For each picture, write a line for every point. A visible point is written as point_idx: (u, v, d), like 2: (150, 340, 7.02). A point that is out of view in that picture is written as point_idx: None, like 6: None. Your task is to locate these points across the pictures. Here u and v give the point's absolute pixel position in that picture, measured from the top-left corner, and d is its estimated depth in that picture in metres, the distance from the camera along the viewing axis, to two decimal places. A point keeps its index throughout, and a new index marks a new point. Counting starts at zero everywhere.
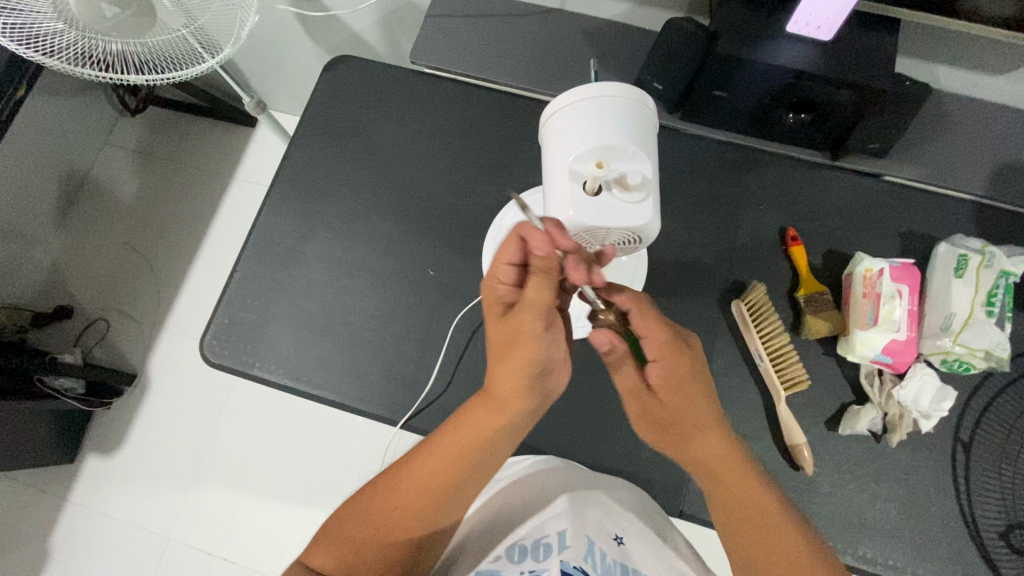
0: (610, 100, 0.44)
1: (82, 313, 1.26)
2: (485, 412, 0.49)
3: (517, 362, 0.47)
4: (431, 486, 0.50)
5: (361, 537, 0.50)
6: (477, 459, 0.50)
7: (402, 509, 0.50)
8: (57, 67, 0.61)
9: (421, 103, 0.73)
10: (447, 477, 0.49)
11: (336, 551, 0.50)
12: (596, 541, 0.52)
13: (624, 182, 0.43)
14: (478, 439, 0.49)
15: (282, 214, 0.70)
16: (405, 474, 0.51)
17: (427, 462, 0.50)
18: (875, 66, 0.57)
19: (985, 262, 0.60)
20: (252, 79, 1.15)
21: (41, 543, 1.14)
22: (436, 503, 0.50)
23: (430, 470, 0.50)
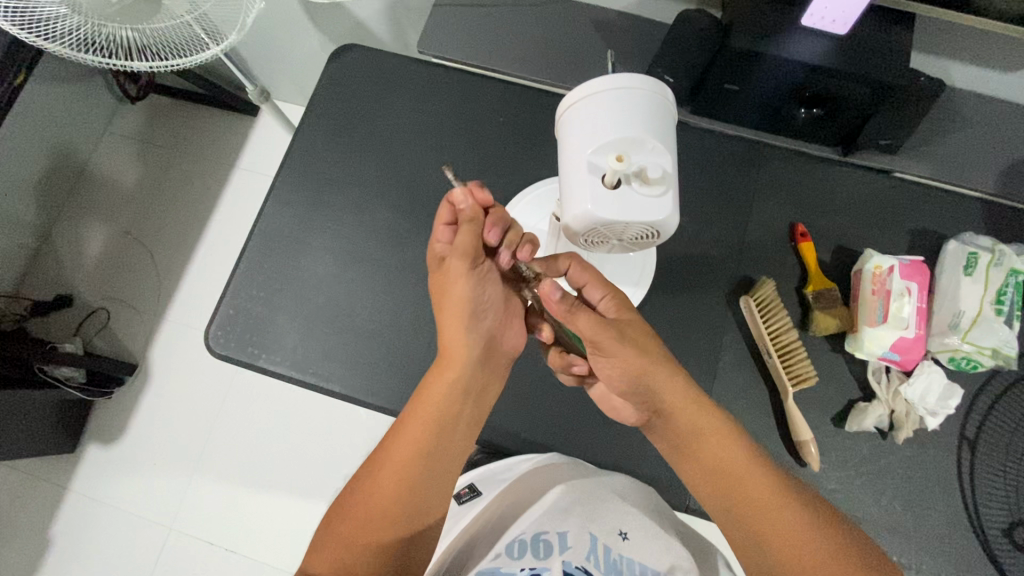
0: (629, 91, 0.43)
1: (82, 302, 1.25)
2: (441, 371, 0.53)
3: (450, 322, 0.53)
4: (411, 456, 0.52)
5: (359, 530, 0.50)
6: (445, 419, 0.52)
7: (390, 488, 0.51)
8: (59, 52, 0.60)
9: (428, 94, 0.72)
10: (420, 448, 0.52)
11: (336, 546, 0.50)
12: (597, 538, 0.55)
13: (643, 175, 0.42)
14: (438, 399, 0.52)
15: (287, 204, 0.70)
16: (388, 454, 0.52)
17: (405, 432, 0.52)
18: (892, 61, 0.56)
19: (995, 260, 0.60)
20: (254, 68, 1.14)
21: (43, 531, 1.14)
22: (420, 473, 0.52)
23: (409, 440, 0.52)
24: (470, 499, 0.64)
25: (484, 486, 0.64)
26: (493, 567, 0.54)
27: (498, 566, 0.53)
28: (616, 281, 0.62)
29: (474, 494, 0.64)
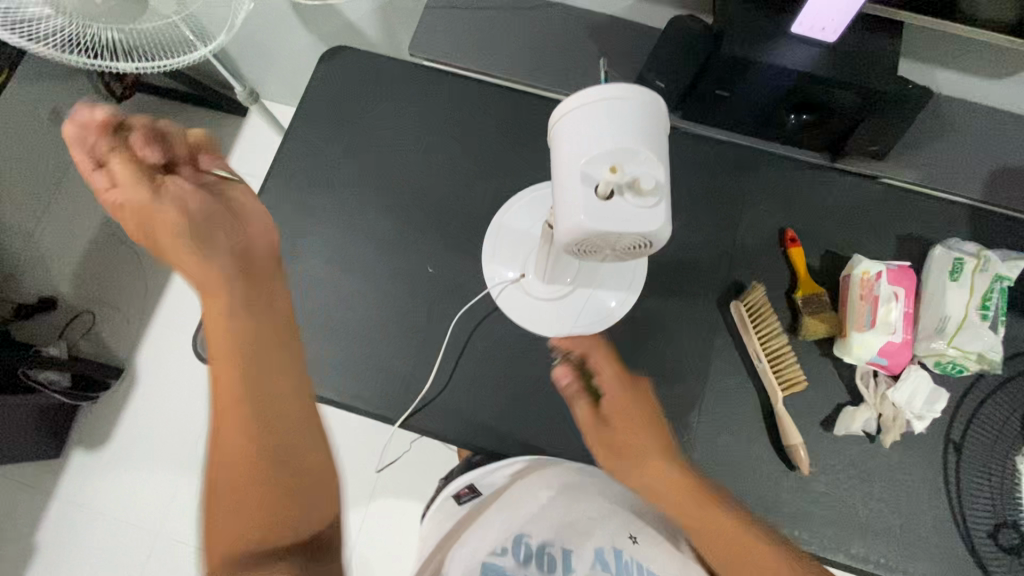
0: (621, 101, 0.43)
1: (66, 305, 1.23)
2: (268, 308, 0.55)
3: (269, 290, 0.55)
4: (269, 406, 0.50)
5: (258, 510, 0.45)
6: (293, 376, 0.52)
7: (279, 451, 0.48)
8: (44, 54, 0.59)
9: (420, 97, 0.72)
10: (254, 378, 0.50)
11: (232, 533, 0.44)
12: (606, 544, 0.52)
13: (637, 185, 0.42)
14: (235, 336, 0.51)
15: (277, 208, 0.69)
16: (229, 397, 0.49)
17: (245, 388, 0.50)
18: (880, 70, 0.57)
19: (980, 266, 0.61)
20: (243, 68, 1.13)
21: (27, 538, 1.12)
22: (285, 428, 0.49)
23: (264, 391, 0.50)
24: (470, 500, 0.62)
25: (482, 488, 0.62)
26: (496, 568, 0.52)
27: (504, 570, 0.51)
28: (608, 286, 0.63)
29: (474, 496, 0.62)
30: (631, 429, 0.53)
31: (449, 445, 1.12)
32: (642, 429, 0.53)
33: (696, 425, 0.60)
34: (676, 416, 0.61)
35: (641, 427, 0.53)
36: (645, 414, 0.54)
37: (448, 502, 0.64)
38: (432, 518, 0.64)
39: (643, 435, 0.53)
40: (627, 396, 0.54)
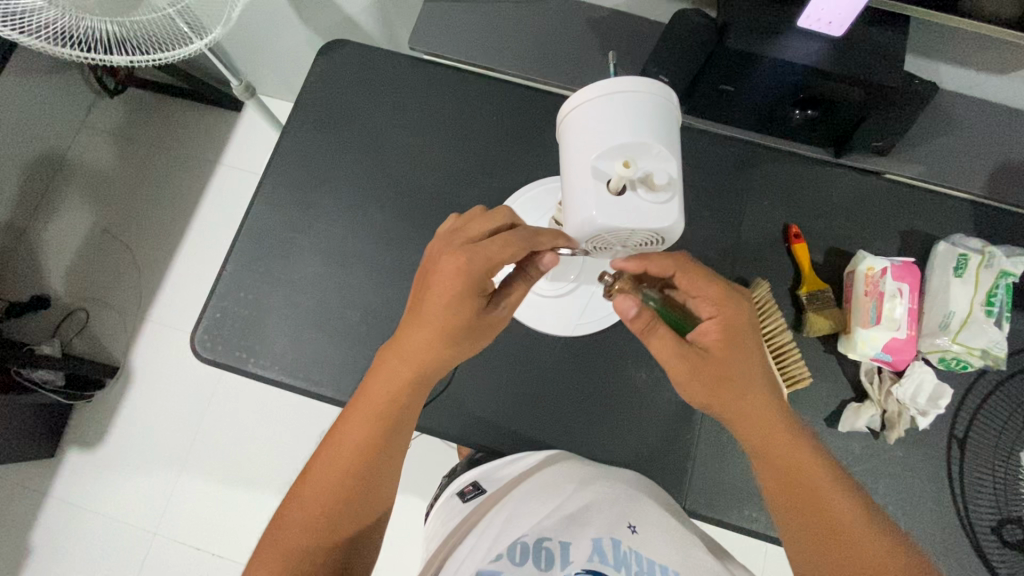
0: (632, 95, 0.43)
1: (60, 303, 1.21)
2: (413, 336, 0.49)
3: (431, 310, 0.48)
4: (361, 447, 0.49)
5: (308, 532, 0.48)
6: (398, 412, 0.50)
7: (342, 487, 0.49)
8: (34, 46, 0.58)
9: (420, 92, 0.71)
10: (374, 437, 0.50)
11: (273, 562, 0.47)
12: (605, 535, 0.49)
13: (651, 181, 0.42)
14: (385, 389, 0.50)
15: (275, 204, 0.68)
16: (340, 435, 0.50)
17: (354, 422, 0.50)
18: (887, 65, 0.56)
19: (985, 262, 0.60)
20: (239, 63, 1.11)
21: (21, 539, 1.10)
22: (368, 470, 0.50)
23: (359, 430, 0.50)
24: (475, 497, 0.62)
25: (487, 485, 0.62)
26: (493, 570, 0.47)
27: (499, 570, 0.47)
28: None
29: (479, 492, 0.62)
30: (739, 367, 0.49)
31: (449, 442, 1.12)
32: (752, 371, 0.50)
33: (700, 421, 0.60)
34: (680, 413, 0.60)
35: (750, 367, 0.49)
36: (753, 358, 0.50)
37: (453, 500, 0.64)
38: (438, 518, 0.63)
39: (754, 379, 0.49)
40: (744, 326, 0.50)
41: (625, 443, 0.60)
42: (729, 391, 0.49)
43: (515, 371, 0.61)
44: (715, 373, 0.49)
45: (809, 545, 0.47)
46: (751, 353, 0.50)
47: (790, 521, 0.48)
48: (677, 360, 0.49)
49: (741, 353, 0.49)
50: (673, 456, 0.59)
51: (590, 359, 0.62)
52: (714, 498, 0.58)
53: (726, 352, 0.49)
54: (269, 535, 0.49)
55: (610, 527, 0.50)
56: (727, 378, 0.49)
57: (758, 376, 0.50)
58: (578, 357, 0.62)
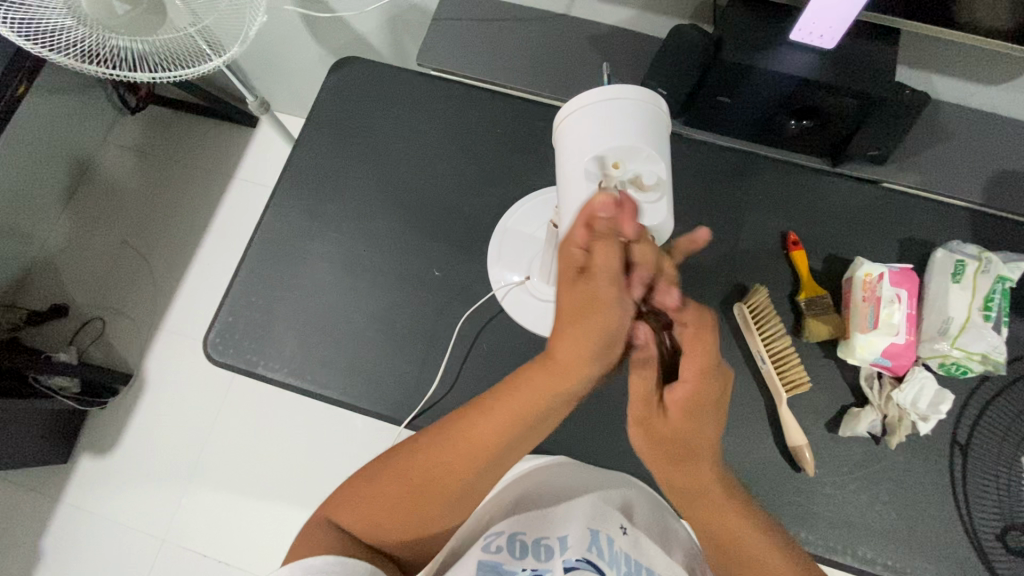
0: (614, 101, 0.47)
1: (78, 312, 1.25)
2: (565, 349, 0.43)
3: (594, 328, 0.42)
4: (489, 442, 0.46)
5: (400, 495, 0.48)
6: (529, 424, 0.46)
7: (450, 472, 0.47)
8: (63, 62, 0.61)
9: (426, 105, 0.74)
10: (504, 437, 0.46)
11: (356, 509, 0.48)
12: (599, 531, 0.53)
13: (640, 181, 0.47)
14: (536, 397, 0.45)
15: (288, 212, 0.70)
16: (473, 422, 0.46)
17: (474, 418, 0.47)
18: (876, 75, 0.57)
19: (981, 268, 0.61)
20: (254, 80, 1.16)
21: (33, 543, 1.12)
22: (491, 459, 0.47)
23: (480, 425, 0.46)
24: None
25: None
26: (492, 562, 0.49)
27: (499, 562, 0.50)
28: None
29: None
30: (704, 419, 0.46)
31: None
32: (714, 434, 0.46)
33: None
34: None
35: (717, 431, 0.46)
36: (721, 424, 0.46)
37: None
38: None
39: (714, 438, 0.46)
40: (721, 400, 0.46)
41: None
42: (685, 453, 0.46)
43: None
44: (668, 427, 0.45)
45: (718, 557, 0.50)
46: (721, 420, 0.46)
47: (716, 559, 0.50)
48: (661, 404, 0.45)
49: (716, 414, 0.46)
50: None
51: None
52: None
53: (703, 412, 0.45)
54: (360, 473, 0.50)
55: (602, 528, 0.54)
56: (691, 422, 0.46)
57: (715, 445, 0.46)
58: None
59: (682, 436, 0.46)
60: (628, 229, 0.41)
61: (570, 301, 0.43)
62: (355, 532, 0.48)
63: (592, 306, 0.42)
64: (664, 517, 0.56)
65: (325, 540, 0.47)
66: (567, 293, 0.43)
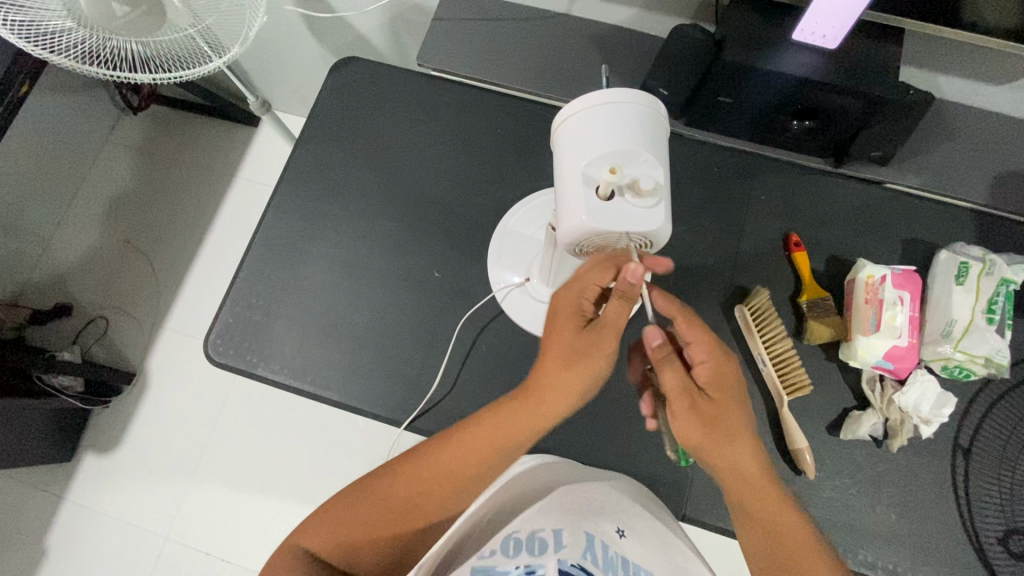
0: (615, 105, 0.47)
1: (81, 311, 1.25)
2: (543, 378, 0.49)
3: (575, 369, 0.49)
4: (462, 470, 0.50)
5: (377, 523, 0.50)
6: (501, 454, 0.50)
7: (430, 495, 0.51)
8: (64, 64, 0.61)
9: (426, 106, 0.73)
10: (475, 467, 0.50)
11: (335, 533, 0.50)
12: (595, 535, 0.49)
13: (638, 186, 0.45)
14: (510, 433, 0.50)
15: (288, 213, 0.70)
16: (445, 450, 0.51)
17: (440, 449, 0.51)
18: (880, 75, 0.57)
19: (986, 269, 0.60)
20: (256, 80, 1.16)
21: (38, 540, 1.13)
22: (461, 487, 0.51)
23: (458, 457, 0.50)
24: None
25: None
26: (486, 566, 0.46)
27: (493, 565, 0.46)
28: None
29: None
30: (712, 404, 0.49)
31: None
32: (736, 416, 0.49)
33: None
34: None
35: (736, 409, 0.49)
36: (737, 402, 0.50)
37: None
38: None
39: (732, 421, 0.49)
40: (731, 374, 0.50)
41: (625, 448, 0.60)
42: (718, 440, 0.48)
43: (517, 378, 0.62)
44: (687, 415, 0.48)
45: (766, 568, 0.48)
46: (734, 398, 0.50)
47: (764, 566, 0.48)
48: (678, 396, 0.48)
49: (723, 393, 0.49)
50: (674, 463, 0.60)
51: None
52: (714, 504, 0.58)
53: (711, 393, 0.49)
54: (336, 498, 0.52)
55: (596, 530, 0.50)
56: (694, 420, 0.48)
57: (739, 429, 0.49)
58: None
59: (700, 433, 0.48)
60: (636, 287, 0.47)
61: (564, 340, 0.49)
62: (328, 554, 0.50)
63: (584, 347, 0.49)
64: (663, 524, 0.53)
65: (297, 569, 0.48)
66: (563, 329, 0.49)
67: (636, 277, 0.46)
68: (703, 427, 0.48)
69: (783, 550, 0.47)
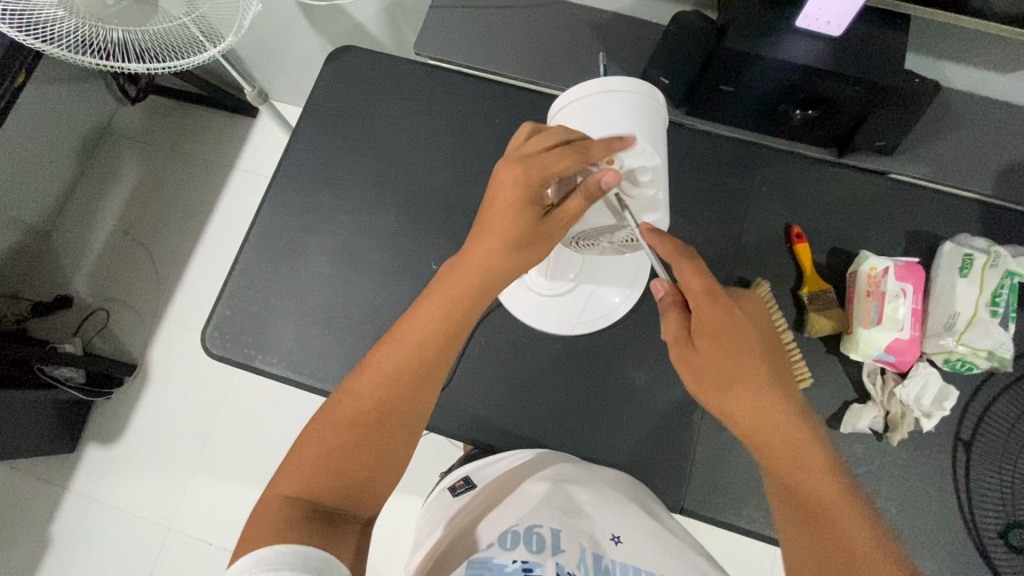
0: (622, 93, 0.47)
1: (82, 303, 1.26)
2: (480, 256, 0.49)
3: (511, 235, 0.48)
4: (411, 350, 0.49)
5: (343, 436, 0.47)
6: (447, 329, 0.50)
7: (386, 386, 0.49)
8: (58, 55, 0.60)
9: (423, 96, 0.73)
10: (425, 343, 0.49)
11: (311, 468, 0.45)
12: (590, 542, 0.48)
13: (634, 176, 0.46)
14: (450, 304, 0.50)
15: (285, 205, 0.70)
16: (403, 329, 0.50)
17: (385, 353, 0.50)
18: (887, 64, 0.55)
19: (990, 261, 0.60)
20: (254, 70, 1.14)
21: (43, 530, 1.14)
22: (414, 375, 0.49)
23: (405, 352, 0.49)
24: (465, 492, 0.60)
25: (477, 480, 0.60)
26: (483, 558, 0.46)
27: (489, 557, 0.46)
28: (610, 282, 0.63)
29: (468, 488, 0.60)
30: (712, 350, 0.48)
31: (451, 443, 1.10)
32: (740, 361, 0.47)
33: (700, 423, 0.60)
34: (681, 414, 0.60)
35: (739, 356, 0.47)
36: (740, 345, 0.47)
37: (444, 494, 0.62)
38: (429, 514, 0.62)
39: (733, 368, 0.47)
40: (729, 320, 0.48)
41: (624, 441, 0.60)
42: (711, 386, 0.48)
43: (515, 371, 0.62)
44: (686, 363, 0.49)
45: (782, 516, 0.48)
46: (736, 342, 0.47)
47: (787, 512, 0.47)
48: (676, 343, 0.49)
49: (720, 340, 0.47)
50: (672, 457, 0.59)
51: (590, 357, 0.62)
52: (713, 498, 0.58)
53: (708, 340, 0.47)
54: (312, 431, 0.48)
55: (592, 536, 0.49)
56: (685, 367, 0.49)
57: (745, 378, 0.47)
58: (579, 354, 0.62)
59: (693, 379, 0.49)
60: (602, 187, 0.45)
61: (514, 223, 0.47)
62: (308, 497, 0.44)
63: (534, 232, 0.47)
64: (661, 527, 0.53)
65: (281, 514, 0.42)
66: (511, 214, 0.47)
67: (607, 182, 0.44)
68: (694, 376, 0.49)
69: (791, 499, 0.47)
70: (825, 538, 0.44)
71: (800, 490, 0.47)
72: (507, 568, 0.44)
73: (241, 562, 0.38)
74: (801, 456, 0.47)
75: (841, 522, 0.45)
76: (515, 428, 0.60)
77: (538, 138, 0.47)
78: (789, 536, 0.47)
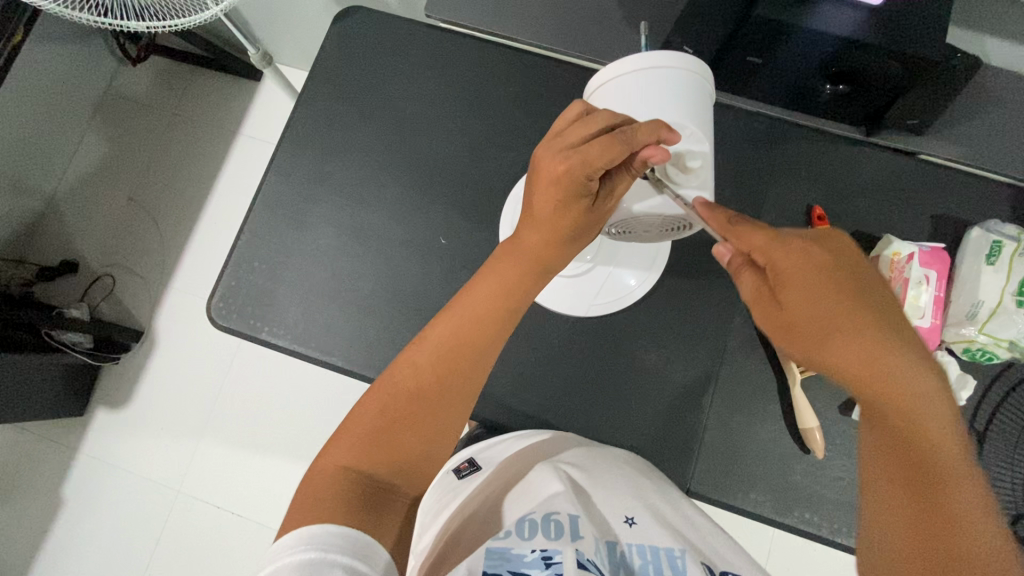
0: (664, 70, 0.45)
1: (88, 268, 1.25)
2: (531, 244, 0.49)
3: (560, 224, 0.47)
4: (477, 323, 0.48)
5: (407, 411, 0.46)
6: (510, 304, 0.49)
7: (456, 360, 0.48)
8: (53, 11, 0.57)
9: (435, 63, 0.70)
10: (486, 321, 0.49)
11: (363, 442, 0.45)
12: (604, 528, 0.49)
13: (683, 162, 0.45)
14: (506, 285, 0.49)
15: (290, 175, 0.68)
16: (461, 308, 0.49)
17: (441, 326, 0.48)
18: (930, 36, 0.50)
19: (1019, 250, 0.57)
20: (257, 29, 1.10)
21: (56, 490, 1.17)
22: (471, 352, 0.48)
23: (465, 328, 0.48)
24: (470, 475, 0.59)
25: (482, 462, 0.60)
26: (501, 547, 0.45)
27: (507, 547, 0.45)
28: (627, 264, 0.61)
29: (473, 469, 0.60)
30: (798, 308, 0.38)
31: None
32: (835, 320, 0.37)
33: (709, 407, 0.59)
34: (691, 396, 0.60)
35: (833, 311, 0.37)
36: (827, 299, 0.37)
37: (447, 477, 0.61)
38: (427, 495, 0.60)
39: (825, 322, 0.37)
40: (801, 269, 0.38)
41: (632, 423, 0.59)
42: (799, 334, 0.39)
43: (523, 351, 0.61)
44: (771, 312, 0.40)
45: (903, 507, 0.37)
46: (827, 302, 0.37)
47: (892, 503, 0.38)
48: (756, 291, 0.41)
49: (799, 296, 0.38)
50: (681, 439, 0.59)
51: (600, 337, 0.61)
52: (719, 482, 0.58)
53: (788, 294, 0.38)
54: (366, 399, 0.47)
55: (606, 520, 0.50)
56: (775, 311, 0.39)
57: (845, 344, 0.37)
58: (589, 334, 0.61)
59: (779, 325, 0.40)
60: (652, 161, 0.42)
61: (562, 218, 0.47)
62: (364, 467, 0.44)
63: (586, 220, 0.47)
64: (677, 502, 0.53)
65: (335, 490, 0.41)
66: (558, 208, 0.46)
67: (655, 161, 0.42)
68: (781, 320, 0.39)
69: (913, 485, 0.36)
70: (935, 546, 0.35)
71: (920, 482, 0.36)
72: (526, 559, 0.43)
73: (293, 539, 0.38)
74: (928, 452, 0.36)
75: (964, 526, 0.35)
76: (523, 407, 0.60)
77: (575, 127, 0.44)
78: (893, 525, 0.37)
